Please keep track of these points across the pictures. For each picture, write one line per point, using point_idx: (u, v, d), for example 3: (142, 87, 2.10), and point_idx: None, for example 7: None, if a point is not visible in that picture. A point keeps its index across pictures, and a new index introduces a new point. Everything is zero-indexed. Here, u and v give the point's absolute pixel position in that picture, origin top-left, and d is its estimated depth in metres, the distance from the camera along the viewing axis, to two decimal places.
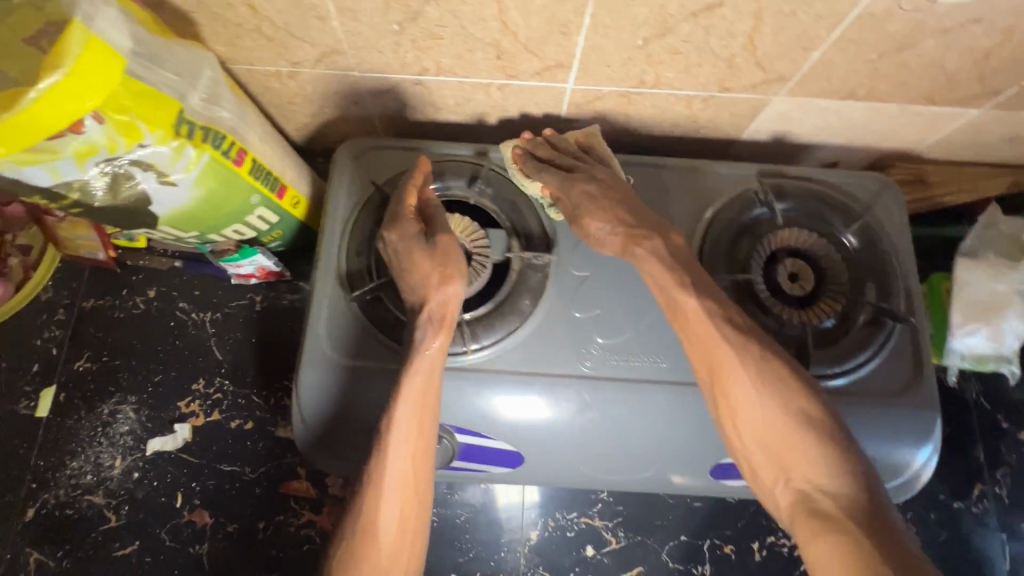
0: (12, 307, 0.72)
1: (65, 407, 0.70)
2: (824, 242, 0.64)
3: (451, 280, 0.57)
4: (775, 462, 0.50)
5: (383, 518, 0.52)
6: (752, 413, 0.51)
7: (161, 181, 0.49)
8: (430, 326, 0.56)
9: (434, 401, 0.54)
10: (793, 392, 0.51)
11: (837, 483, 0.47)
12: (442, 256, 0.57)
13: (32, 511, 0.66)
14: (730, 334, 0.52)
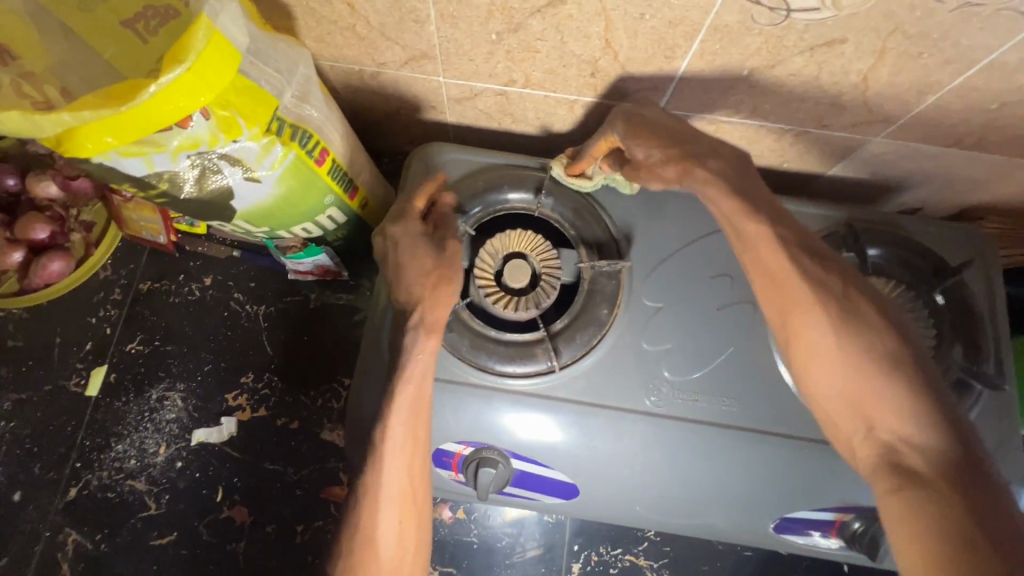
0: (71, 283, 0.72)
1: (114, 387, 0.69)
2: (911, 295, 0.61)
3: (450, 283, 0.55)
4: (849, 409, 0.43)
5: (382, 529, 0.50)
6: (823, 356, 0.44)
7: (245, 177, 0.48)
8: (424, 331, 0.53)
9: (426, 408, 0.52)
10: (877, 332, 0.43)
11: (925, 435, 0.41)
12: (443, 258, 0.55)
13: (73, 490, 0.66)
14: (808, 269, 0.46)
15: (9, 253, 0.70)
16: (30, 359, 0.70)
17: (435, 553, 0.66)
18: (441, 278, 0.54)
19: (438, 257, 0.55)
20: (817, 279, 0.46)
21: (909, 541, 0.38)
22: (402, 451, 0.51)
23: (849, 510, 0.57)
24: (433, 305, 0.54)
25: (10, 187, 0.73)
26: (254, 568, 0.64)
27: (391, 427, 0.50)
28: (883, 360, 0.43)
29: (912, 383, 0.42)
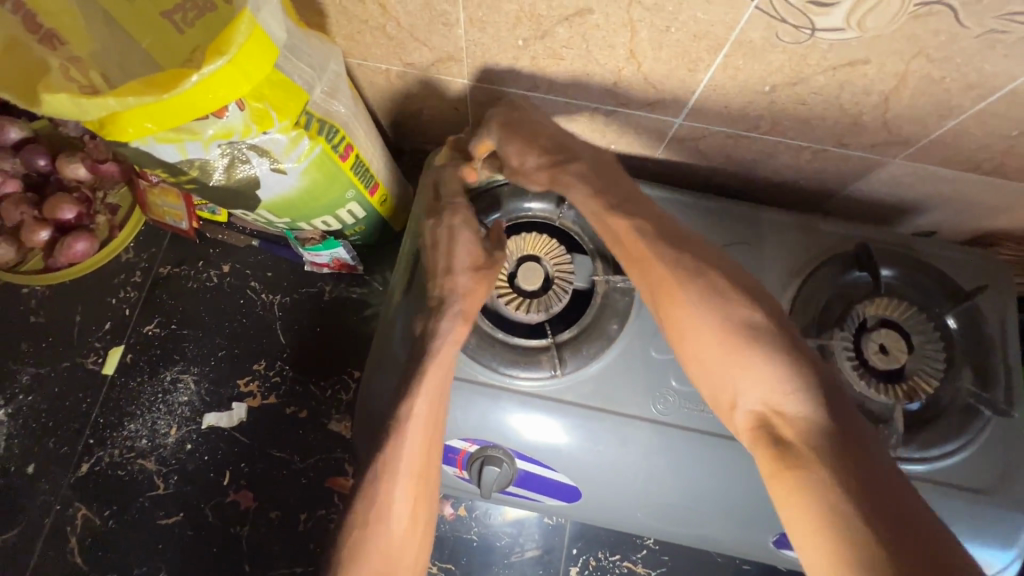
0: (94, 264, 0.74)
1: (130, 367, 0.71)
2: (923, 318, 0.60)
3: (484, 281, 0.59)
4: (724, 381, 0.47)
5: (396, 503, 0.52)
6: (702, 335, 0.48)
7: (272, 168, 0.50)
8: (454, 320, 0.57)
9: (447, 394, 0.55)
10: (736, 306, 0.48)
11: (801, 404, 0.44)
12: (486, 259, 0.60)
13: (85, 466, 0.67)
14: (672, 256, 0.52)
15: (36, 231, 0.72)
16: (51, 335, 0.72)
17: (435, 549, 0.66)
18: (479, 275, 0.59)
19: (479, 256, 0.60)
20: (684, 265, 0.51)
21: (801, 513, 0.40)
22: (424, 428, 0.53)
23: None
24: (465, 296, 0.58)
25: (40, 168, 0.75)
26: (256, 552, 0.65)
27: (416, 404, 0.53)
28: (754, 334, 0.47)
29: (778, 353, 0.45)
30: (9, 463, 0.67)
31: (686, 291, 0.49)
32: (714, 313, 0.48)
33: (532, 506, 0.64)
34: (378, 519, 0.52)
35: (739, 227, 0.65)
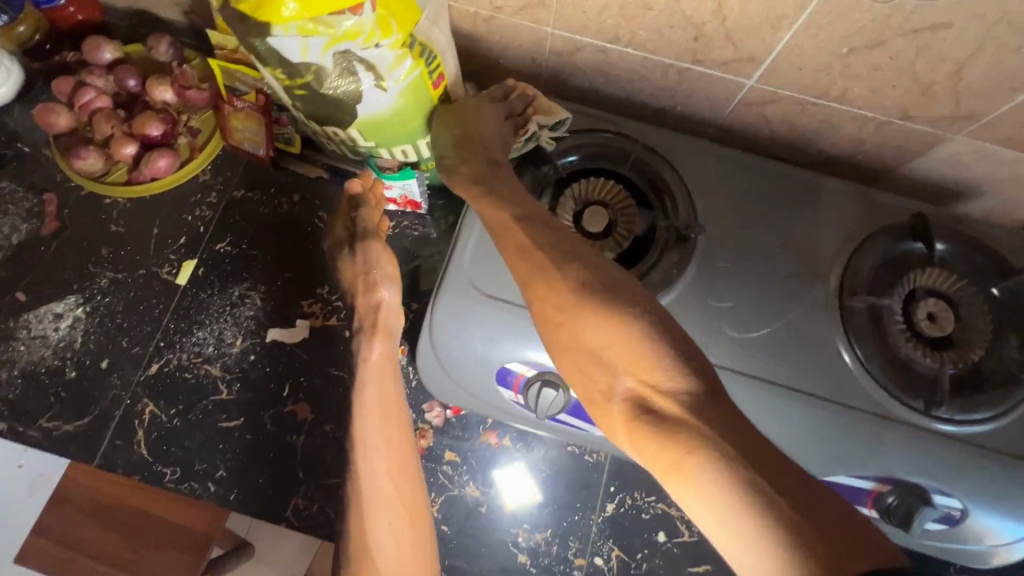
0: (173, 181, 0.78)
1: (202, 280, 0.74)
2: (968, 290, 0.63)
3: (378, 286, 0.64)
4: (605, 370, 0.49)
5: (375, 538, 0.53)
6: (581, 325, 0.51)
7: (375, 85, 0.53)
8: (364, 339, 0.62)
9: (391, 410, 0.59)
10: (607, 296, 0.51)
11: (678, 383, 0.45)
12: (361, 263, 0.65)
13: (155, 366, 0.71)
14: (553, 256, 0.54)
15: (123, 144, 0.75)
16: (130, 244, 0.76)
17: (478, 474, 0.69)
18: (366, 282, 0.64)
19: (357, 260, 0.65)
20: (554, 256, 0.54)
21: (705, 493, 0.39)
22: (378, 453, 0.57)
23: (888, 481, 0.59)
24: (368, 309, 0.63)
25: (130, 88, 0.79)
26: (310, 460, 0.68)
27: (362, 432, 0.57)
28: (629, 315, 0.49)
29: (658, 336, 0.47)
30: (85, 357, 0.71)
31: (561, 280, 0.53)
32: (585, 296, 0.51)
33: (578, 438, 0.67)
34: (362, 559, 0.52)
35: (798, 192, 0.67)
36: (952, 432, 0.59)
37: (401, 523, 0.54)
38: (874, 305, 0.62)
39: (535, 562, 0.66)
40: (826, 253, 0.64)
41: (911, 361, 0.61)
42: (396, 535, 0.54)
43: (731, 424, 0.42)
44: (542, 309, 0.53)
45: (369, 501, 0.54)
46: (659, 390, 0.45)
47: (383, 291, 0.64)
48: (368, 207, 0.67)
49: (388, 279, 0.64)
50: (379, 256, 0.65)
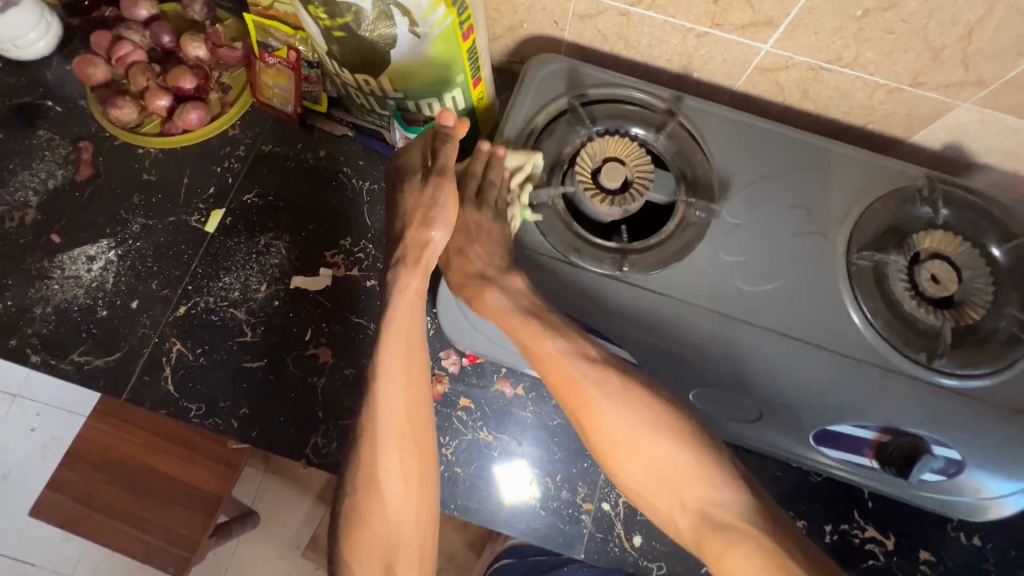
0: (204, 133, 0.81)
1: (229, 229, 0.77)
2: (973, 253, 0.65)
3: (433, 225, 0.64)
4: (667, 502, 0.63)
5: (384, 467, 0.62)
6: (630, 454, 0.63)
7: (409, 30, 0.57)
8: (404, 269, 0.65)
9: (415, 343, 0.64)
10: (646, 409, 0.62)
11: (728, 498, 0.60)
12: (427, 198, 0.64)
13: (183, 308, 0.74)
14: (588, 371, 0.63)
15: (157, 97, 0.78)
16: (161, 192, 0.79)
17: (491, 420, 0.71)
18: (422, 218, 0.65)
19: (424, 193, 0.65)
20: (590, 374, 0.62)
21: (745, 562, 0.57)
22: (398, 389, 0.62)
23: (889, 431, 0.61)
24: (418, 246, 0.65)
25: (164, 44, 0.81)
26: (329, 402, 0.71)
27: (384, 363, 0.63)
28: (672, 438, 0.62)
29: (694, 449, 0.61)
30: (116, 296, 0.74)
31: (604, 408, 0.62)
32: (627, 429, 0.62)
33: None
34: (371, 488, 0.61)
35: (810, 156, 0.68)
36: (953, 386, 0.61)
37: (410, 456, 0.62)
38: (879, 263, 0.64)
39: (544, 505, 0.69)
40: (835, 215, 0.66)
41: (915, 319, 0.63)
42: (403, 468, 0.62)
43: (770, 525, 0.58)
44: (600, 445, 0.64)
45: (383, 432, 0.62)
46: (712, 509, 0.60)
47: (436, 232, 0.64)
48: (451, 145, 0.64)
49: (446, 221, 0.65)
50: (447, 196, 0.64)
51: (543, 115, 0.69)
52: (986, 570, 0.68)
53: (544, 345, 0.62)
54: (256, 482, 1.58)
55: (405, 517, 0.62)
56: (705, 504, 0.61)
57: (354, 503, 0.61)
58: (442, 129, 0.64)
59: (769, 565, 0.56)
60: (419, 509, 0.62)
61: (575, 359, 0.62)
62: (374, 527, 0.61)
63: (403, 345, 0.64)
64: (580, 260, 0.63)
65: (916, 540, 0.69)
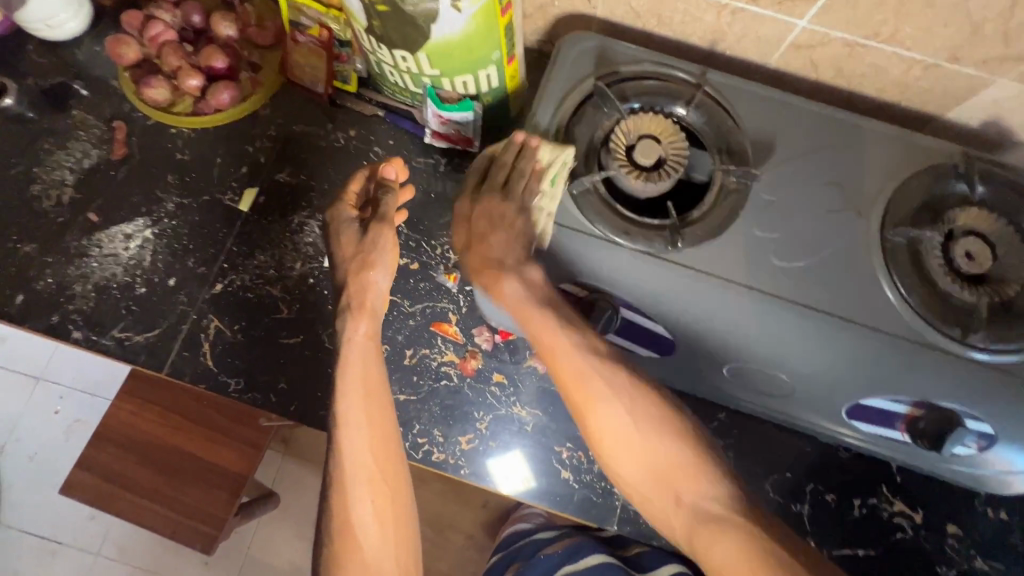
0: (236, 113, 0.81)
1: (263, 207, 0.78)
2: (1010, 229, 0.65)
3: (374, 267, 0.67)
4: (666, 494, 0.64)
5: (356, 513, 0.63)
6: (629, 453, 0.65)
7: (451, 5, 0.57)
8: (351, 317, 0.67)
9: (372, 384, 0.65)
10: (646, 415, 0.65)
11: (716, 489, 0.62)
12: (366, 244, 0.67)
13: (220, 285, 0.75)
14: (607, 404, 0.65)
15: (190, 76, 0.79)
16: (195, 171, 0.79)
17: (524, 395, 0.72)
18: (362, 262, 0.67)
19: (364, 241, 0.68)
20: (593, 365, 0.65)
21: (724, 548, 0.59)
22: (358, 434, 0.64)
23: (922, 405, 0.63)
24: (358, 289, 0.67)
25: (195, 23, 0.82)
26: None
27: (343, 411, 0.64)
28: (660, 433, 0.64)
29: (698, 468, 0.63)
30: (154, 275, 0.75)
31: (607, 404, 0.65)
32: (632, 431, 0.64)
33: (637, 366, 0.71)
34: (347, 531, 0.63)
35: (845, 134, 0.68)
36: (990, 361, 0.61)
37: (380, 498, 0.64)
38: (913, 240, 0.64)
39: (577, 478, 0.70)
40: (870, 191, 0.66)
41: (948, 295, 0.63)
42: (375, 510, 0.64)
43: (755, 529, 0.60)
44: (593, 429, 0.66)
45: (352, 478, 0.63)
46: (702, 505, 0.62)
47: (378, 275, 0.67)
48: (390, 194, 0.69)
49: (386, 265, 0.68)
50: (386, 243, 0.67)
51: (576, 91, 0.68)
52: (1013, 544, 0.69)
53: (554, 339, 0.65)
54: (275, 464, 1.60)
55: (383, 561, 0.63)
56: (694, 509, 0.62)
57: (329, 557, 0.62)
58: (385, 180, 0.70)
59: (749, 539, 0.59)
60: (397, 548, 0.64)
61: (584, 354, 0.65)
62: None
63: (360, 388, 0.65)
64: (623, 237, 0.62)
65: (943, 515, 0.70)
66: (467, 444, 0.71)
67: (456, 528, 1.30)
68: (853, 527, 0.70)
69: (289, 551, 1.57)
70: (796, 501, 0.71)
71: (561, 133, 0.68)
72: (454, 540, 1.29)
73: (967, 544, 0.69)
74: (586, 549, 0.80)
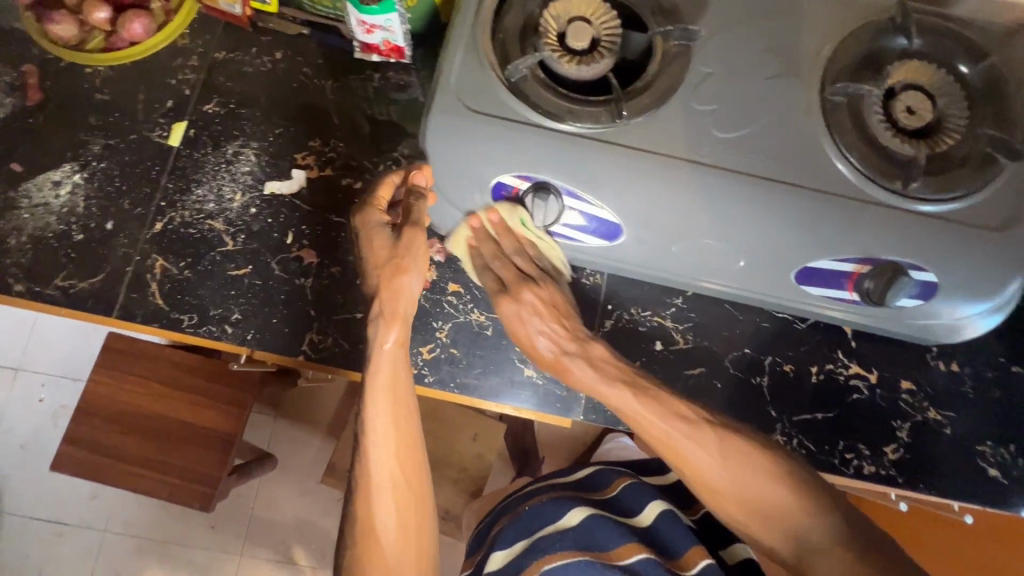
0: (154, 44, 0.77)
1: (194, 141, 0.75)
2: (947, 79, 0.64)
3: (406, 271, 0.66)
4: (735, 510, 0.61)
5: (381, 518, 0.62)
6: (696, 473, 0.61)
7: None
8: (382, 324, 0.65)
9: (402, 392, 0.64)
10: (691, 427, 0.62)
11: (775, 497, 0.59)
12: (399, 248, 0.65)
13: (160, 224, 0.73)
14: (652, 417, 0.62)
15: (95, 8, 0.74)
16: (117, 111, 0.76)
17: (482, 301, 0.73)
18: (395, 267, 0.65)
19: (396, 246, 0.66)
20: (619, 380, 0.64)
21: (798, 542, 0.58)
22: (386, 440, 0.63)
23: (869, 262, 0.63)
24: (390, 295, 0.65)
25: None
26: (319, 299, 0.71)
27: (371, 417, 0.64)
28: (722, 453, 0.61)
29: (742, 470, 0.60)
30: (89, 220, 0.72)
31: (653, 422, 0.62)
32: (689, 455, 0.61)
33: (575, 253, 0.71)
34: (372, 538, 0.62)
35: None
36: (935, 213, 0.62)
37: (405, 503, 0.63)
38: (851, 99, 0.64)
39: (540, 374, 0.72)
40: (807, 53, 0.65)
41: (889, 150, 0.63)
42: (399, 516, 0.63)
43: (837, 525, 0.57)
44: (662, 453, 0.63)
45: (378, 482, 0.63)
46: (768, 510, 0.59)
47: (411, 279, 0.66)
48: (421, 200, 0.67)
49: (418, 269, 0.66)
50: (418, 247, 0.66)
51: None
52: (965, 393, 0.72)
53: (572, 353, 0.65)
54: (268, 426, 1.62)
55: (404, 564, 0.62)
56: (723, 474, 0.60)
57: (353, 559, 0.62)
58: (415, 188, 0.67)
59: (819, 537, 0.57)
60: (419, 552, 0.63)
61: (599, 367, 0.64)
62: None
63: (390, 396, 0.64)
64: (563, 118, 0.62)
65: (896, 372, 0.72)
66: (430, 354, 0.72)
67: (450, 463, 1.32)
68: (811, 393, 0.72)
69: (293, 507, 1.61)
70: (756, 373, 0.73)
71: (489, 24, 0.64)
72: (448, 474, 1.32)
73: (921, 398, 0.72)
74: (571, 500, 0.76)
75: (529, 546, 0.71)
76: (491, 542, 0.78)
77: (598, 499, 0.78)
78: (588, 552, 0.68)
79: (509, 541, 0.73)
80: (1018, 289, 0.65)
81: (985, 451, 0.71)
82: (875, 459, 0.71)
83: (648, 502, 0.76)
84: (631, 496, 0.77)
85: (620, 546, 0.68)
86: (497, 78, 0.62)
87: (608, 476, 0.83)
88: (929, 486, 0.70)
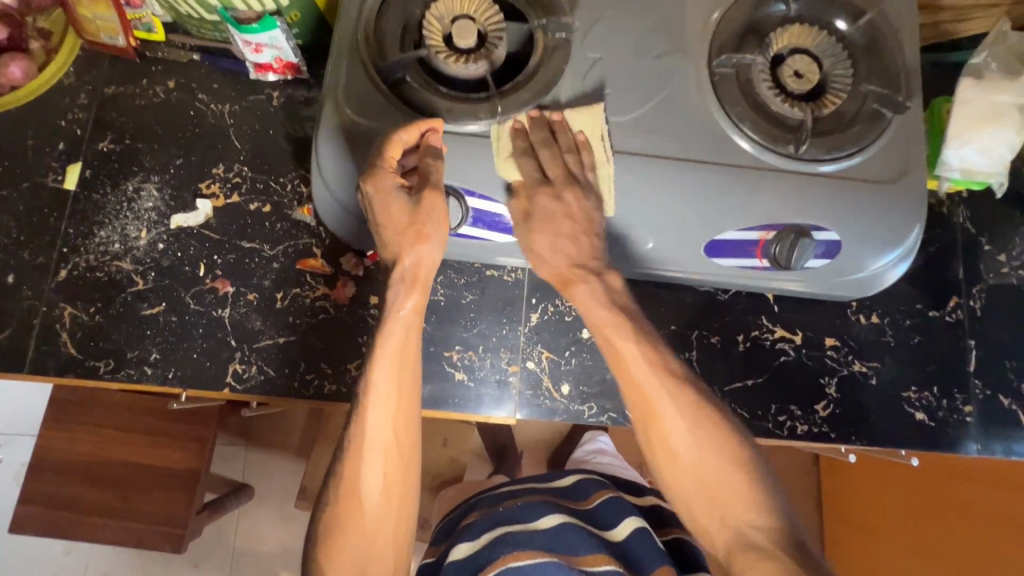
0: (38, 86, 0.74)
1: (91, 182, 0.73)
2: (830, 39, 0.65)
3: (427, 239, 0.59)
4: (685, 481, 0.59)
5: (367, 485, 0.60)
6: (665, 430, 0.59)
7: None
8: (400, 288, 0.60)
9: (409, 358, 0.61)
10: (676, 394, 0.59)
11: (723, 479, 0.57)
12: (422, 214, 0.58)
13: (64, 272, 0.70)
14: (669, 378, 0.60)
15: None
16: (7, 160, 0.73)
17: None
18: (416, 234, 0.59)
19: (414, 212, 0.58)
20: (670, 390, 0.60)
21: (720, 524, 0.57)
22: (388, 407, 0.60)
23: (772, 228, 0.64)
24: (414, 261, 0.60)
25: None
26: (239, 328, 0.70)
27: (376, 380, 0.60)
28: (693, 427, 0.59)
29: (697, 447, 0.58)
30: None
31: (644, 383, 0.60)
32: (679, 426, 0.59)
33: (488, 252, 0.70)
34: (355, 503, 0.60)
35: None
36: (833, 172, 0.63)
37: (394, 471, 0.61)
38: (740, 69, 0.64)
39: (472, 376, 0.71)
40: (692, 29, 0.65)
41: (780, 115, 0.64)
42: (386, 484, 0.60)
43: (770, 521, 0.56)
44: (640, 405, 0.60)
45: (371, 447, 0.60)
46: (713, 491, 0.58)
47: (433, 247, 0.60)
48: (438, 164, 0.58)
49: (441, 237, 0.60)
50: (441, 213, 0.59)
51: None
52: (886, 343, 0.74)
53: (622, 344, 0.61)
54: (240, 458, 1.59)
55: (382, 534, 0.60)
56: (738, 530, 0.56)
57: (328, 522, 0.59)
58: (431, 148, 0.58)
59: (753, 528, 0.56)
60: (396, 524, 0.61)
61: (650, 366, 0.60)
62: (351, 545, 0.59)
63: (396, 361, 0.60)
64: (454, 119, 0.61)
65: (819, 331, 0.74)
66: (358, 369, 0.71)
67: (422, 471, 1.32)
68: (739, 360, 0.73)
69: (274, 535, 1.58)
70: (685, 349, 0.73)
71: (371, 33, 0.63)
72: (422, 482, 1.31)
73: (846, 352, 0.74)
74: (546, 507, 0.76)
75: (494, 539, 0.70)
76: (456, 535, 0.78)
77: (577, 509, 0.79)
78: (554, 553, 0.67)
79: (475, 534, 0.73)
80: (919, 236, 0.66)
81: (910, 397, 0.73)
82: (807, 418, 0.72)
83: (625, 517, 0.76)
84: (609, 509, 0.78)
85: (588, 554, 0.67)
86: (384, 87, 0.62)
87: (588, 488, 0.84)
88: (861, 437, 0.72)
